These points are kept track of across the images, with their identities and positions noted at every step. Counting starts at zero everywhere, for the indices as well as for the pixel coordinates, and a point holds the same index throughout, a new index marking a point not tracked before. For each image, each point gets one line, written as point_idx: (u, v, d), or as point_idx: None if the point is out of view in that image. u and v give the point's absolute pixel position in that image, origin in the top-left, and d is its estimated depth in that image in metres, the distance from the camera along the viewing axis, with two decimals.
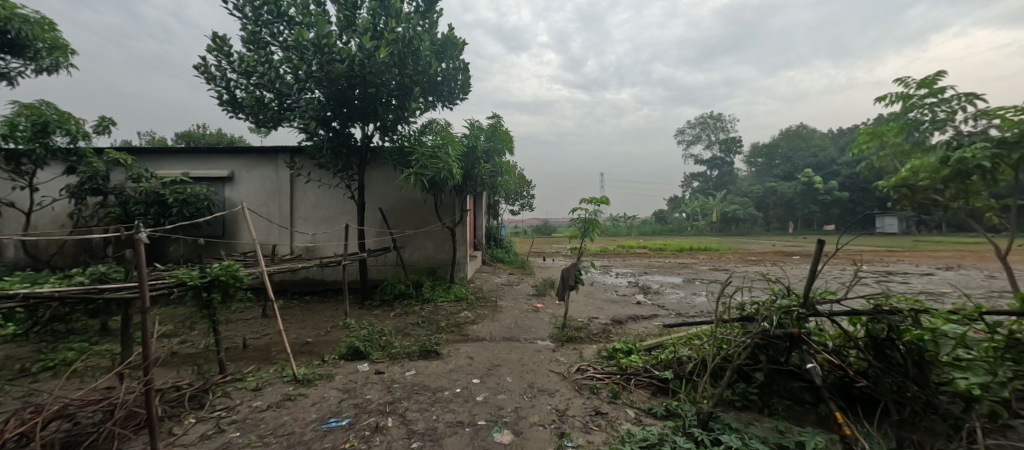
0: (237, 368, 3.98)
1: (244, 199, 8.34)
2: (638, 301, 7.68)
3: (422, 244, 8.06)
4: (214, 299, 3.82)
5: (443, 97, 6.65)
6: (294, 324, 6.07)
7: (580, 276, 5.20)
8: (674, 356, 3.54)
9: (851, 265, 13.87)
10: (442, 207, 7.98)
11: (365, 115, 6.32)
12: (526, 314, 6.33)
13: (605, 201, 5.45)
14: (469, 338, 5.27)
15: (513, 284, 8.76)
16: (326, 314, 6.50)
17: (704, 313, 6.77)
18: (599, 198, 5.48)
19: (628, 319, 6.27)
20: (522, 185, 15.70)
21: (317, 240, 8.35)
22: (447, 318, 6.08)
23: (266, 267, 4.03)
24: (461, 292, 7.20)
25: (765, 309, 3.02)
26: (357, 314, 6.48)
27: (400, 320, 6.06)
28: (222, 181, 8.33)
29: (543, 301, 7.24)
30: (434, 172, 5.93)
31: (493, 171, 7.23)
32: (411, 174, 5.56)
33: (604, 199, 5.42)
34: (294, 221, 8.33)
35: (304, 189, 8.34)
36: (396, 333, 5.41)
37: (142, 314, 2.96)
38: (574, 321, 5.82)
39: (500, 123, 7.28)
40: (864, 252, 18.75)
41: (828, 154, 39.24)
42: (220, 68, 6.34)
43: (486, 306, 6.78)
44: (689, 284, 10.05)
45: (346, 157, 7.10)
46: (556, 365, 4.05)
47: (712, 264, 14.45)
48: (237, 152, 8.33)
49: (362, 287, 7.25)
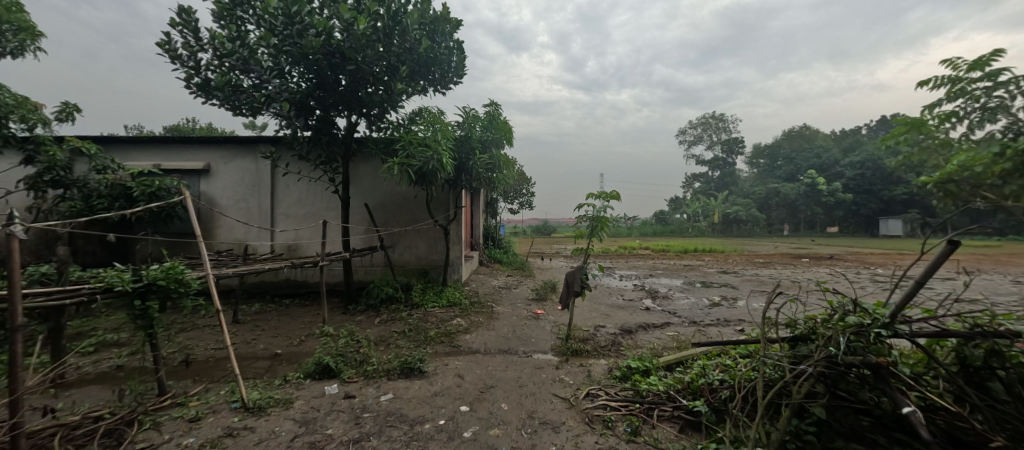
0: (181, 389, 3.37)
1: (222, 194, 7.73)
2: (648, 307, 7.07)
3: (412, 243, 7.46)
4: (152, 308, 3.18)
5: (435, 80, 6.05)
6: (265, 331, 5.47)
7: (586, 281, 4.58)
8: (704, 382, 2.92)
9: (865, 268, 13.32)
10: (435, 204, 7.35)
11: (348, 101, 5.69)
12: (524, 321, 5.71)
13: (615, 197, 4.83)
14: (461, 351, 4.65)
15: (511, 287, 8.14)
16: (302, 320, 5.89)
17: (721, 320, 6.16)
18: (608, 193, 4.86)
19: (638, 328, 5.65)
20: (522, 183, 15.09)
21: (300, 238, 7.75)
22: (437, 326, 5.45)
23: (215, 269, 3.39)
24: (454, 297, 6.57)
25: (828, 328, 2.40)
26: (338, 321, 5.86)
27: (384, 328, 5.43)
28: (197, 174, 7.70)
29: (544, 307, 6.62)
30: (423, 162, 5.29)
31: (489, 164, 6.60)
32: (396, 164, 4.92)
33: (617, 194, 4.79)
34: (275, 218, 7.71)
35: (286, 184, 7.73)
36: (377, 344, 4.78)
37: (14, 332, 2.35)
38: (580, 330, 5.20)
39: (499, 112, 6.65)
40: (873, 254, 18.22)
41: (832, 155, 38.70)
42: (187, 46, 5.71)
43: (481, 312, 6.16)
44: (699, 288, 9.44)
45: (329, 149, 6.47)
46: (561, 388, 3.42)
47: (719, 267, 13.85)
48: (213, 142, 7.71)
49: (347, 289, 6.66)
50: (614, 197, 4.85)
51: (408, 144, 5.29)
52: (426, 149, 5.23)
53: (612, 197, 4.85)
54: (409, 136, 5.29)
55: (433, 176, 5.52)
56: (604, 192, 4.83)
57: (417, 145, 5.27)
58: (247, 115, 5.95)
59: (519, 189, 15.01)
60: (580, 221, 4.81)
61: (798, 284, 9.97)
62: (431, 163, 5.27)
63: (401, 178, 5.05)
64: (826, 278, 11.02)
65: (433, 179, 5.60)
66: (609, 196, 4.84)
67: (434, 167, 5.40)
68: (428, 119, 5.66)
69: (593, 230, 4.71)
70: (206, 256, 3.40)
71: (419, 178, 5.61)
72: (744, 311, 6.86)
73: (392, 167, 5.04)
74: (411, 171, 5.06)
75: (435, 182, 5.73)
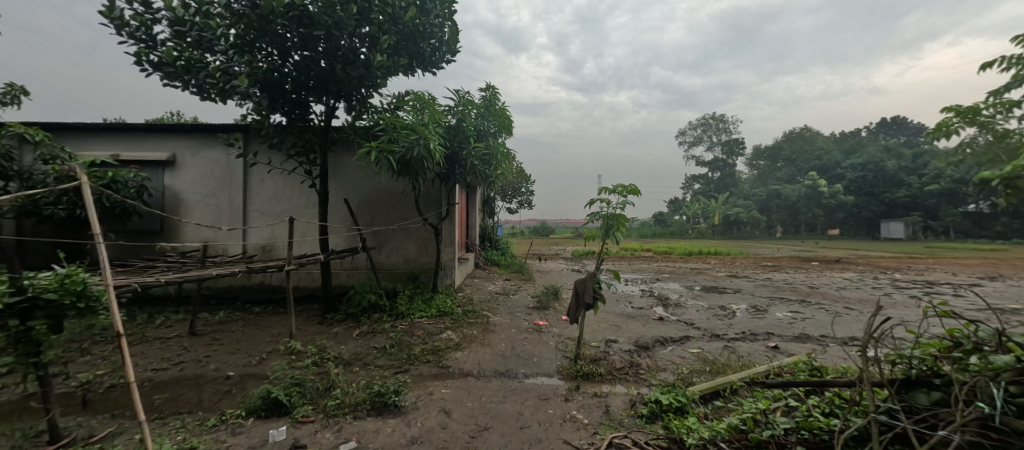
0: (85, 433, 2.64)
1: (189, 188, 6.98)
2: (662, 317, 6.34)
3: (400, 244, 6.74)
4: (36, 330, 2.43)
5: (424, 59, 5.35)
6: (226, 345, 4.72)
7: (599, 290, 3.86)
8: (768, 436, 2.20)
9: (880, 273, 12.67)
10: (425, 199, 6.61)
11: (323, 80, 4.97)
12: (525, 335, 4.99)
13: (634, 192, 4.11)
14: (450, 372, 3.93)
15: (509, 293, 7.41)
16: (271, 332, 5.13)
17: (747, 334, 5.44)
18: (627, 187, 4.13)
19: (655, 343, 4.93)
20: (521, 181, 14.36)
21: (276, 237, 7.00)
22: (424, 340, 4.72)
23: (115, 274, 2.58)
24: (445, 305, 5.80)
25: (962, 371, 1.72)
26: (310, 333, 5.12)
27: (363, 343, 4.68)
28: (160, 165, 6.93)
29: (546, 317, 5.90)
30: (407, 149, 4.56)
31: (485, 155, 5.85)
32: (374, 151, 4.18)
33: (639, 188, 4.04)
34: (247, 215, 6.97)
35: (261, 177, 6.98)
36: (352, 365, 4.05)
37: None
38: (589, 347, 4.47)
39: (497, 98, 5.93)
40: (884, 258, 17.53)
41: (834, 157, 38.23)
42: (136, 13, 4.93)
43: (475, 323, 5.42)
44: (712, 294, 8.73)
45: (305, 139, 5.75)
46: (573, 431, 2.69)
47: (728, 270, 13.15)
48: (179, 131, 6.95)
49: (325, 296, 5.91)
50: (632, 193, 4.11)
51: (389, 127, 4.53)
52: (410, 134, 4.49)
53: (631, 192, 4.12)
54: (389, 119, 4.55)
55: (420, 166, 4.79)
56: (621, 186, 4.10)
57: (398, 128, 4.51)
58: (207, 98, 5.20)
59: (518, 188, 14.26)
60: (592, 221, 4.05)
61: (818, 290, 9.27)
62: (418, 151, 4.53)
63: (383, 169, 4.31)
64: (845, 284, 10.34)
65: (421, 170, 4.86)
66: (627, 192, 4.12)
67: (421, 157, 4.67)
68: (412, 100, 4.91)
69: (606, 227, 3.97)
70: (109, 262, 2.57)
71: (404, 169, 4.88)
72: (770, 323, 6.13)
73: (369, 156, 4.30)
74: (394, 160, 4.32)
75: (424, 174, 5.00)
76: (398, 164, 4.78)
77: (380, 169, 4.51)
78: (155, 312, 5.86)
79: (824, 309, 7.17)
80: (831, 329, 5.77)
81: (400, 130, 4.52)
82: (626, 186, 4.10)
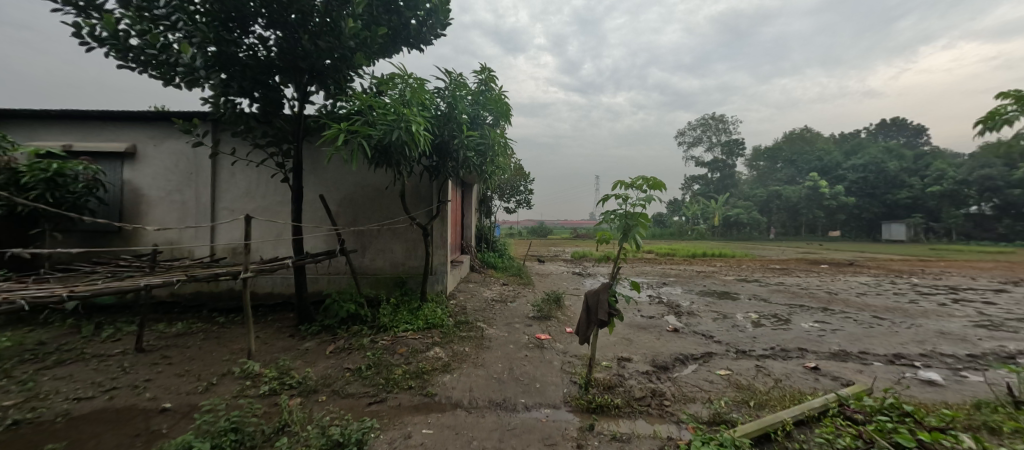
0: None
1: (151, 183, 6.29)
2: (677, 328, 5.70)
3: (386, 246, 6.16)
4: None
5: (407, 34, 4.74)
6: (176, 365, 4.04)
7: (615, 305, 3.20)
8: None
9: (896, 277, 12.06)
10: (413, 197, 5.95)
11: (290, 56, 4.30)
12: (525, 353, 4.33)
13: (657, 186, 3.44)
14: (435, 402, 3.25)
15: (507, 300, 6.74)
16: (231, 348, 4.46)
17: (777, 350, 4.78)
18: (649, 180, 3.47)
19: (675, 362, 4.27)
20: (520, 179, 13.65)
21: (248, 237, 6.34)
22: (407, 359, 4.03)
23: None
24: (434, 316, 5.12)
25: None
26: (277, 350, 4.44)
27: (335, 362, 4.00)
28: (119, 158, 6.22)
29: (548, 329, 5.23)
30: (383, 133, 3.89)
31: (479, 145, 5.17)
32: (341, 134, 3.50)
33: (663, 183, 3.37)
34: (217, 214, 6.30)
35: (231, 171, 6.30)
36: (318, 394, 3.36)
37: None
38: (600, 370, 3.80)
39: (492, 83, 5.25)
40: (894, 260, 16.91)
41: (835, 158, 37.73)
42: None
43: (468, 337, 4.75)
44: (726, 300, 8.09)
45: (276, 127, 5.07)
46: None
47: (736, 274, 12.48)
48: (140, 119, 6.24)
49: (298, 305, 5.24)
50: (656, 187, 3.43)
51: (361, 108, 3.85)
52: (387, 115, 3.82)
53: (653, 187, 3.45)
54: (363, 99, 3.88)
55: (401, 155, 4.13)
56: (641, 179, 3.44)
57: (373, 109, 3.84)
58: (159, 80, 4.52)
59: (516, 187, 13.56)
60: (604, 222, 3.38)
61: (838, 296, 8.64)
62: (396, 135, 3.86)
63: (354, 157, 3.64)
64: (864, 289, 9.69)
65: (402, 160, 4.19)
66: (648, 187, 3.46)
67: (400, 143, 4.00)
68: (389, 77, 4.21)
69: (621, 227, 3.30)
70: None
71: (382, 157, 4.21)
72: (798, 335, 5.48)
73: (335, 140, 3.62)
74: (368, 147, 3.64)
75: (406, 165, 4.33)
76: (374, 151, 4.10)
77: (351, 157, 3.84)
78: (105, 324, 5.17)
79: (853, 319, 6.53)
80: (869, 343, 5.13)
81: (375, 110, 3.84)
82: (645, 179, 3.43)
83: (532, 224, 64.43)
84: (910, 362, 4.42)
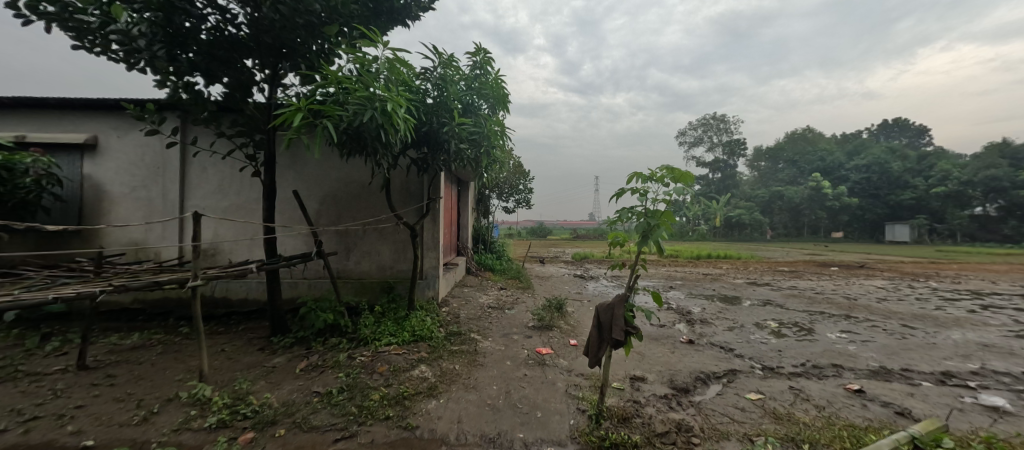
0: None
1: (114, 179, 5.73)
2: (693, 339, 5.16)
3: (373, 247, 5.75)
4: None
5: (390, 7, 4.33)
6: (119, 387, 3.49)
7: (631, 323, 2.66)
8: None
9: (912, 280, 11.50)
10: (400, 194, 5.39)
11: (255, 29, 3.74)
12: (524, 371, 3.78)
13: (686, 179, 2.87)
14: (416, 438, 2.69)
15: (505, 307, 6.19)
16: (189, 365, 3.91)
17: (808, 367, 4.24)
18: (677, 172, 2.89)
19: (697, 382, 3.72)
20: (519, 178, 13.12)
21: (221, 238, 5.79)
22: (387, 379, 3.47)
23: None
24: (423, 328, 4.56)
25: None
26: (241, 368, 3.89)
27: (303, 384, 3.43)
28: (78, 150, 5.65)
29: (550, 342, 4.68)
30: (354, 114, 3.15)
31: (473, 135, 4.60)
32: (295, 114, 2.75)
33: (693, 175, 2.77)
34: (187, 212, 5.74)
35: (202, 165, 5.77)
36: (274, 428, 2.79)
37: None
38: (613, 394, 3.25)
39: (488, 66, 4.69)
40: (905, 263, 16.38)
41: (838, 158, 37.25)
42: None
43: (461, 352, 4.19)
44: (739, 306, 7.55)
45: (245, 115, 4.48)
46: None
47: (744, 277, 11.93)
48: (102, 108, 5.67)
49: (271, 314, 4.70)
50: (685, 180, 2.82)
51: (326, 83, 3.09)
52: (358, 91, 3.09)
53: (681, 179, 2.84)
54: (328, 72, 3.12)
55: (377, 143, 3.38)
56: (664, 169, 2.85)
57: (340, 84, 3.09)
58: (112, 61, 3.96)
59: (515, 185, 13.01)
60: (620, 221, 2.82)
61: (857, 302, 8.10)
62: (369, 116, 3.09)
63: (316, 145, 2.93)
64: (883, 293, 9.14)
65: (379, 148, 3.45)
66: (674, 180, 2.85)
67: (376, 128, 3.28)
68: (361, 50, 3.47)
69: (640, 228, 2.70)
70: None
71: (355, 145, 3.47)
72: (827, 348, 4.94)
73: (289, 123, 2.87)
74: (335, 132, 2.90)
75: (385, 155, 3.60)
76: (344, 137, 3.34)
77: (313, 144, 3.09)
78: (54, 335, 4.61)
79: (882, 329, 5.98)
80: (908, 359, 4.58)
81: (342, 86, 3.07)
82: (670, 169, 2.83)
83: (531, 225, 63.83)
84: (963, 382, 3.88)
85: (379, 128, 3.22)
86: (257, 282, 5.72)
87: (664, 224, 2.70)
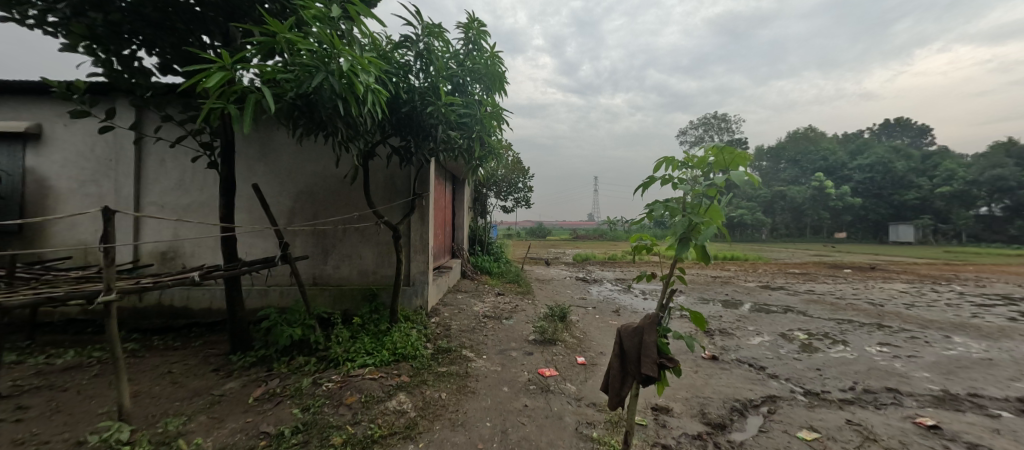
0: None
1: (60, 173, 5.07)
2: (716, 355, 4.52)
3: (354, 250, 5.16)
4: None
5: None
6: (26, 424, 2.84)
7: (667, 353, 2.01)
8: None
9: (933, 284, 10.83)
10: (382, 189, 4.74)
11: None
12: (525, 400, 3.14)
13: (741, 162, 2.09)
14: None
15: (502, 316, 5.55)
16: (122, 395, 3.26)
17: (859, 392, 3.60)
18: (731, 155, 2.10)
19: (732, 414, 3.08)
20: (518, 175, 12.47)
21: (181, 240, 5.14)
22: (355, 414, 2.81)
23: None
24: (405, 345, 3.90)
25: None
26: (184, 397, 3.24)
27: (251, 421, 2.77)
28: (18, 140, 4.98)
29: (553, 360, 4.03)
30: (303, 81, 2.47)
31: (463, 120, 3.94)
32: (209, 75, 2.06)
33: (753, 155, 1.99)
34: (143, 210, 5.09)
35: (160, 157, 5.13)
36: None
37: None
38: (634, 436, 2.60)
39: (483, 40, 4.01)
40: (919, 265, 15.69)
41: (841, 157, 36.64)
42: None
43: (449, 374, 3.53)
44: (758, 314, 6.90)
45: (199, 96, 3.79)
46: None
47: (755, 280, 11.26)
48: (46, 93, 5.00)
49: (230, 328, 4.04)
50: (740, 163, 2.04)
51: (263, 39, 2.39)
52: (308, 50, 2.40)
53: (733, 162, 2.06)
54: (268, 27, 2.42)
55: (338, 121, 2.72)
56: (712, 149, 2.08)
57: (284, 42, 2.37)
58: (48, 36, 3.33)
59: (513, 183, 12.35)
60: (649, 217, 2.13)
61: (885, 308, 7.46)
62: (322, 84, 2.42)
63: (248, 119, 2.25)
64: (910, 299, 8.47)
65: (341, 128, 2.79)
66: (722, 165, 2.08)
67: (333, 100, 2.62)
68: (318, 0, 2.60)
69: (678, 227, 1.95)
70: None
71: (310, 122, 2.80)
72: (872, 365, 4.30)
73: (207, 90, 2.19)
74: (271, 101, 2.22)
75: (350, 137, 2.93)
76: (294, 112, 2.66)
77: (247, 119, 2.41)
78: None
79: (925, 341, 5.34)
80: (970, 380, 3.94)
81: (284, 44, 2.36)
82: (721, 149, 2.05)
83: (531, 225, 63.23)
84: None
85: (336, 99, 2.56)
86: (221, 290, 5.09)
87: (711, 224, 1.94)
